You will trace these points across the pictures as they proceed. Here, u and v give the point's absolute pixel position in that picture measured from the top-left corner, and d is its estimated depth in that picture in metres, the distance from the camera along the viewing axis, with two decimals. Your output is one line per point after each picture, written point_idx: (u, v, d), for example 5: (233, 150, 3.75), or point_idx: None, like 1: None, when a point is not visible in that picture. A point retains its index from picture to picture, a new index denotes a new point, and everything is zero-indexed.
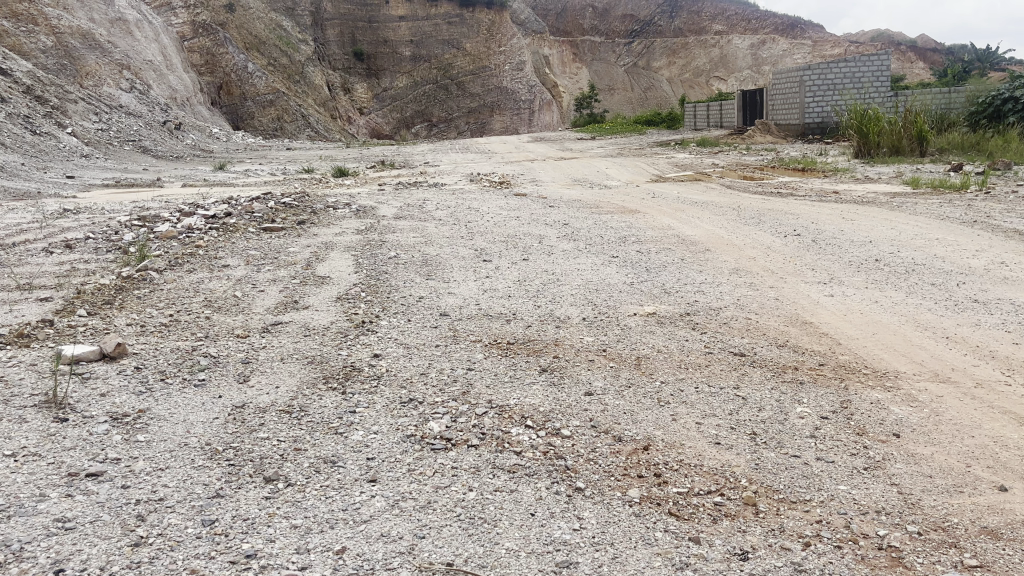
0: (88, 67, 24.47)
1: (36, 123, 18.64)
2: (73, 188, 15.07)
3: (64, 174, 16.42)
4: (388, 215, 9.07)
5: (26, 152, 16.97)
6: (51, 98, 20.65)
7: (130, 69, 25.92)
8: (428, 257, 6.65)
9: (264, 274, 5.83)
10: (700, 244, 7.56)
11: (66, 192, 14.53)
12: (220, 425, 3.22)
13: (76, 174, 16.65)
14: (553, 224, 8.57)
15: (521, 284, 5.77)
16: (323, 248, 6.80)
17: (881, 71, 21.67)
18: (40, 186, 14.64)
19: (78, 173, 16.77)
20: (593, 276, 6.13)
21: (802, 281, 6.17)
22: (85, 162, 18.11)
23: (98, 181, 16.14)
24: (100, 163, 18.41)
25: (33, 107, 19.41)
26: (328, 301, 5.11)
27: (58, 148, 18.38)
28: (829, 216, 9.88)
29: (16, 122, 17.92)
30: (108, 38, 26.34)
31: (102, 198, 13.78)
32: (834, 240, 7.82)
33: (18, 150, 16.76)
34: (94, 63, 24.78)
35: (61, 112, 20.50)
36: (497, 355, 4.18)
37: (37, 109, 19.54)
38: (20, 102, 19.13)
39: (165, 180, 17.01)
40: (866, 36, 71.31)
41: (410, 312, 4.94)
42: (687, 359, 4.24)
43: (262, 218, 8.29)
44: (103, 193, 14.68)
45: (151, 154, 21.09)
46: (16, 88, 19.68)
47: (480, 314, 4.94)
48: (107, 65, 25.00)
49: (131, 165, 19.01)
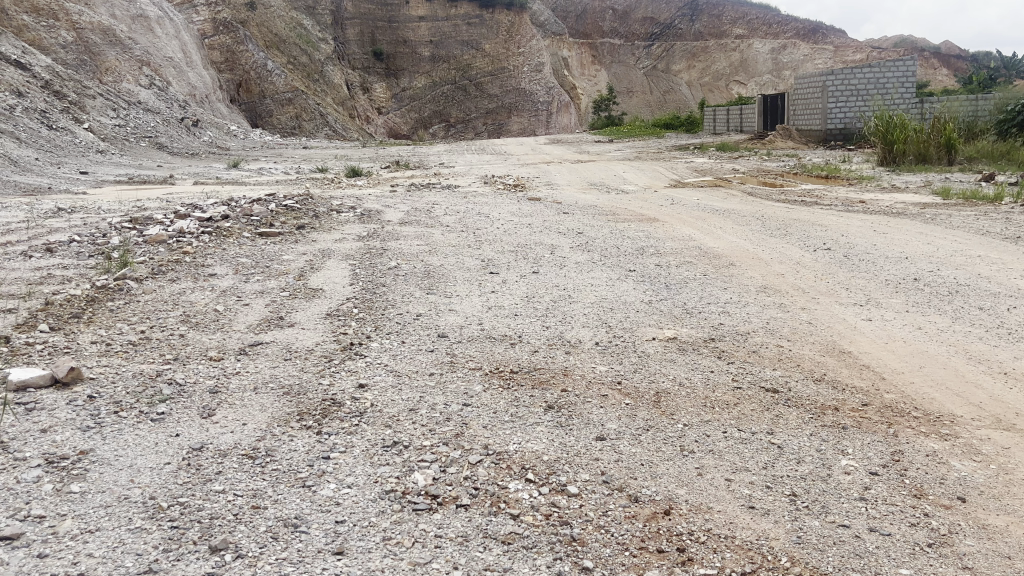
0: (108, 63, 24.27)
1: (53, 118, 18.37)
2: (84, 184, 14.74)
3: (77, 169, 16.10)
4: (394, 219, 8.64)
5: (41, 146, 16.67)
6: (69, 93, 20.39)
7: (149, 66, 25.68)
8: (430, 267, 6.20)
9: (252, 286, 5.38)
10: (724, 258, 7.07)
11: (77, 188, 14.19)
12: (170, 473, 2.75)
13: (90, 169, 16.32)
14: (566, 233, 8.10)
15: (530, 301, 5.31)
16: (319, 257, 6.36)
17: (908, 77, 21.04)
18: (52, 182, 14.32)
19: (91, 169, 16.44)
20: (609, 292, 5.66)
21: (836, 301, 5.69)
22: (100, 158, 17.81)
23: (111, 178, 15.80)
24: (114, 159, 18.11)
25: (50, 102, 19.13)
26: (316, 317, 4.66)
27: (74, 143, 18.06)
28: (859, 228, 9.38)
29: (31, 117, 17.63)
30: (128, 34, 26.10)
31: (109, 195, 13.43)
32: (868, 256, 7.31)
33: (31, 145, 16.45)
34: (113, 59, 24.54)
35: (78, 107, 20.22)
36: (498, 387, 3.72)
37: (55, 104, 19.27)
38: (37, 96, 18.85)
39: (177, 177, 16.65)
40: (888, 41, 70.50)
41: (406, 332, 4.48)
42: (712, 396, 3.78)
43: (261, 222, 7.85)
44: (115, 190, 14.35)
45: (166, 150, 20.79)
46: (34, 83, 19.43)
47: (483, 337, 4.48)
48: (126, 62, 24.79)
49: (145, 161, 18.69)
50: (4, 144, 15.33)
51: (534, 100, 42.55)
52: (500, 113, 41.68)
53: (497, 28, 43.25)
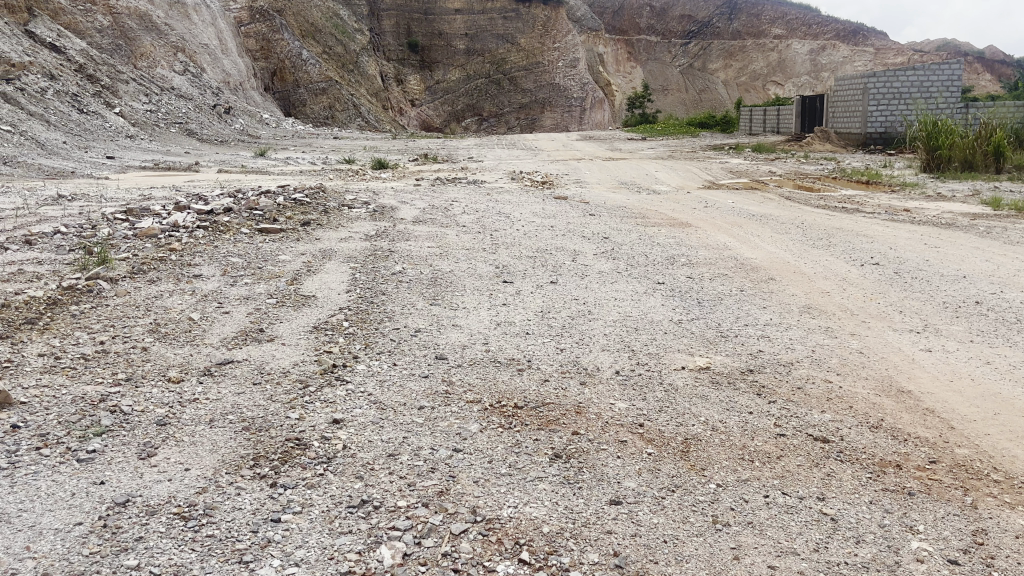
0: (143, 48, 24.03)
1: (84, 101, 18.08)
2: (109, 169, 14.39)
3: (104, 154, 15.76)
4: (408, 217, 8.13)
5: (69, 129, 16.38)
6: (103, 77, 20.14)
7: (183, 52, 25.43)
8: (439, 274, 5.65)
9: (237, 290, 4.87)
10: (762, 271, 6.47)
11: (100, 173, 13.84)
12: (79, 539, 2.22)
13: (117, 154, 15.99)
14: (591, 238, 7.52)
15: (543, 317, 4.74)
16: (318, 258, 5.83)
17: (953, 81, 20.18)
18: (76, 166, 13.99)
19: (118, 153, 16.13)
20: (634, 308, 5.08)
21: (889, 327, 5.07)
22: (128, 143, 17.47)
23: (136, 163, 15.43)
24: (143, 145, 17.78)
25: (82, 86, 18.86)
26: (300, 331, 4.12)
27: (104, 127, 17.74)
28: (908, 240, 8.69)
29: (62, 100, 17.36)
30: (164, 20, 25.83)
31: (129, 181, 13.07)
32: (921, 273, 6.67)
33: (60, 128, 16.17)
34: (149, 44, 24.28)
35: (111, 91, 19.95)
36: (497, 427, 3.16)
37: (87, 88, 19.01)
38: (69, 80, 18.60)
39: (202, 164, 16.27)
40: (930, 43, 68.86)
41: (400, 353, 3.93)
42: (750, 447, 3.20)
43: (263, 216, 7.35)
44: (139, 176, 14.01)
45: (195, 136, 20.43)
46: (67, 67, 19.19)
47: (488, 361, 3.92)
48: (161, 48, 24.56)
49: (173, 148, 18.33)
50: (31, 127, 15.05)
51: (567, 96, 41.88)
52: (533, 108, 41.04)
53: (533, 23, 42.48)
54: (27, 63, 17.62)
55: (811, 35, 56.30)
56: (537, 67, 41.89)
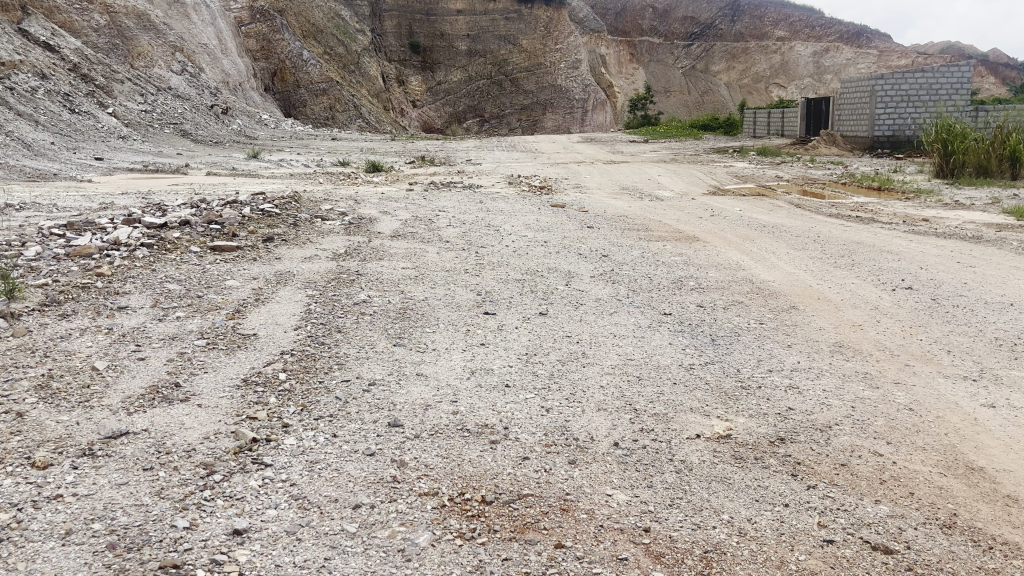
0: (140, 48, 23.28)
1: (76, 101, 17.29)
2: (94, 172, 13.60)
3: (93, 155, 14.98)
4: (386, 231, 7.37)
5: (59, 130, 15.59)
6: (96, 77, 19.37)
7: (182, 52, 24.67)
8: (410, 303, 4.88)
9: (164, 328, 4.09)
10: (781, 298, 5.71)
11: (85, 176, 13.05)
12: None
13: (107, 155, 15.20)
14: (590, 257, 6.74)
15: (528, 363, 3.95)
16: (271, 283, 5.05)
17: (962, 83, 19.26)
18: (61, 168, 13.25)
19: (108, 155, 15.36)
20: (637, 348, 4.31)
21: (940, 374, 4.27)
22: (120, 144, 16.68)
23: (126, 165, 14.67)
24: (136, 145, 17.00)
25: (75, 86, 18.08)
26: (224, 387, 3.35)
27: (96, 127, 16.95)
28: (937, 257, 7.89)
29: (52, 100, 16.58)
30: (162, 20, 25.01)
31: (111, 186, 12.28)
32: (962, 300, 5.89)
33: (49, 129, 15.37)
34: (146, 44, 23.49)
35: (105, 91, 19.16)
36: (454, 539, 2.38)
37: (80, 88, 18.22)
38: (61, 79, 17.81)
39: (192, 166, 15.51)
40: (933, 45, 68.05)
41: (344, 420, 3.13)
42: (793, 566, 2.41)
43: (222, 230, 6.56)
44: (125, 180, 13.24)
45: (189, 137, 19.65)
46: (59, 67, 18.42)
47: (456, 428, 3.14)
48: (159, 48, 23.82)
49: (166, 149, 17.55)
50: (18, 127, 14.24)
51: (569, 98, 41.11)
52: (535, 110, 40.28)
53: (534, 24, 41.55)
54: (17, 62, 16.83)
55: (814, 38, 55.52)
56: (538, 69, 41.09)
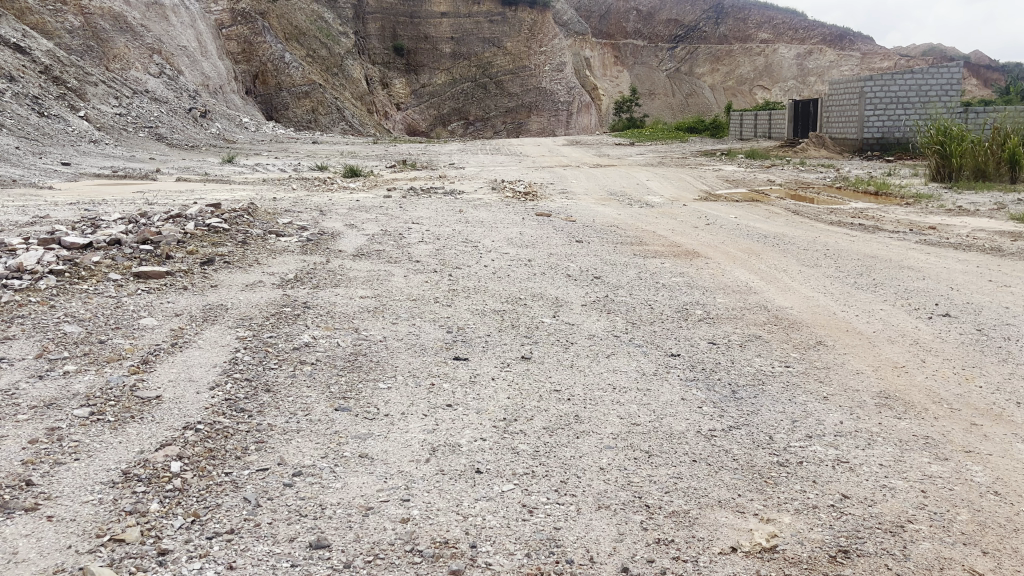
0: (116, 49, 22.22)
1: (45, 104, 16.26)
2: (60, 177, 12.67)
3: (60, 160, 13.97)
4: (348, 249, 6.50)
5: (26, 134, 14.57)
6: (70, 79, 18.32)
7: (161, 54, 23.59)
8: (364, 346, 4.00)
9: (41, 391, 3.19)
10: (804, 330, 4.88)
11: (52, 183, 12.17)
12: None
13: (74, 160, 14.17)
14: (580, 279, 5.91)
15: (507, 435, 3.07)
16: (195, 322, 4.17)
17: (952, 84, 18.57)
18: (23, 174, 12.26)
19: (76, 160, 14.35)
20: (644, 409, 3.43)
21: (1016, 437, 3.40)
22: (91, 148, 15.64)
23: (94, 170, 13.72)
24: (108, 150, 15.99)
25: (45, 89, 17.02)
26: (89, 488, 2.48)
27: (65, 131, 15.92)
28: (963, 273, 7.10)
29: (20, 103, 15.56)
30: (140, 21, 23.98)
31: (70, 194, 11.32)
32: (1009, 329, 5.07)
33: (15, 133, 14.35)
34: (123, 46, 22.42)
35: (78, 94, 18.12)
36: None
37: (50, 91, 17.17)
38: (31, 82, 16.78)
39: (163, 171, 14.54)
40: (915, 47, 67.73)
41: (246, 544, 2.25)
42: None
43: (155, 251, 5.65)
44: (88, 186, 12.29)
45: (164, 142, 18.58)
46: (30, 70, 17.35)
47: (404, 551, 2.27)
48: (137, 49, 22.74)
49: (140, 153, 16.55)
50: None
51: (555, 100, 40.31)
52: (519, 112, 39.35)
53: (519, 26, 40.74)
54: None
55: (798, 40, 54.92)
56: (524, 71, 40.25)
